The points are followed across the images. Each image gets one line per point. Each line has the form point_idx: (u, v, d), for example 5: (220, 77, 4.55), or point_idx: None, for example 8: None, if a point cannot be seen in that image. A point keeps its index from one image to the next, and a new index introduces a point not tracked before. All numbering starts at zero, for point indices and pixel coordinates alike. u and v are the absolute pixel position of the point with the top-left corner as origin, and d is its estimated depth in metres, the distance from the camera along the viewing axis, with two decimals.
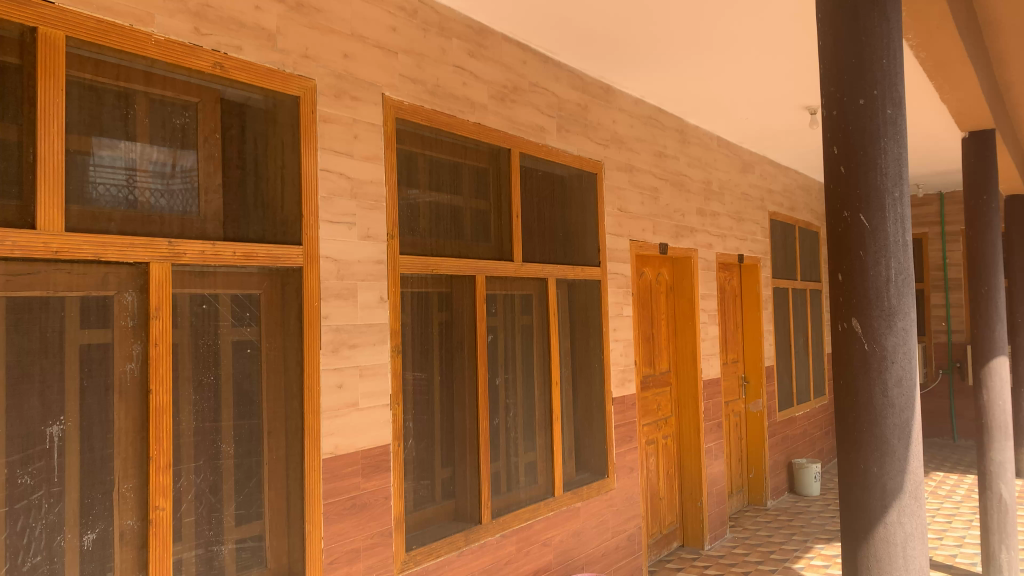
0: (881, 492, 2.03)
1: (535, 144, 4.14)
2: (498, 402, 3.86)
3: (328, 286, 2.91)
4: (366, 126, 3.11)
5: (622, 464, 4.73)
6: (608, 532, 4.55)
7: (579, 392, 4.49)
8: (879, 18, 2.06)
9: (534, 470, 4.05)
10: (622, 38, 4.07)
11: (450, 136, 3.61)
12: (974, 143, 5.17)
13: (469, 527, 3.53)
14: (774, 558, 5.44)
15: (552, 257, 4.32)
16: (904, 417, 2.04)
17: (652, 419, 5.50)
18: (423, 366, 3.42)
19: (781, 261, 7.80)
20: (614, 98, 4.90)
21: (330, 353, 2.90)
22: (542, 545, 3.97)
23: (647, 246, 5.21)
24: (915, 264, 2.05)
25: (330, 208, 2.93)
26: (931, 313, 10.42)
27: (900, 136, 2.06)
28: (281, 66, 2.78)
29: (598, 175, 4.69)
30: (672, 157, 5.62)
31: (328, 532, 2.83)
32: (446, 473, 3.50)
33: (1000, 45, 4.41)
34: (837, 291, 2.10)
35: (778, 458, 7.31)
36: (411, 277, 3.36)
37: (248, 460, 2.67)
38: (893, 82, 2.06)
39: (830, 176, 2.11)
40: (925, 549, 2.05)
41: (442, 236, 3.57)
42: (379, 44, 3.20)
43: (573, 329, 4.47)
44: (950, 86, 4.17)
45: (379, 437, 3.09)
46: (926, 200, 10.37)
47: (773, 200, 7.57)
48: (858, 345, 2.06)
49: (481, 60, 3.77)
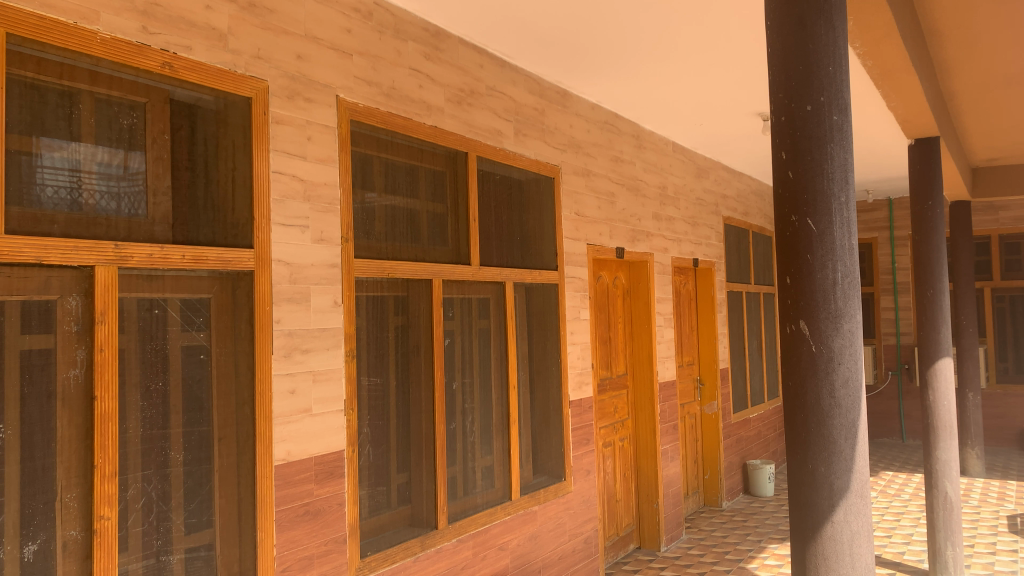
0: (829, 491, 2.07)
1: (492, 148, 4.14)
2: (455, 406, 3.84)
3: (280, 290, 2.87)
4: (320, 128, 3.08)
5: (579, 467, 4.74)
6: (565, 535, 4.56)
7: (536, 396, 4.50)
8: (825, 26, 2.10)
9: (491, 474, 4.04)
10: (579, 43, 4.09)
11: (407, 139, 3.59)
12: (919, 150, 5.31)
13: (425, 533, 3.51)
14: (729, 558, 5.50)
15: (510, 261, 4.32)
16: (850, 418, 2.08)
17: (608, 421, 5.53)
18: (379, 370, 3.39)
19: (735, 264, 7.92)
20: (571, 103, 4.93)
21: (283, 358, 2.86)
22: (498, 549, 3.96)
23: (604, 249, 5.25)
24: (860, 267, 2.10)
25: (283, 210, 2.89)
26: (882, 316, 10.66)
27: (845, 142, 2.10)
28: (232, 66, 2.74)
29: (555, 180, 4.71)
30: (629, 162, 5.67)
31: (280, 540, 2.79)
32: (402, 479, 3.48)
33: (946, 55, 4.54)
34: (785, 294, 2.13)
35: (733, 459, 7.40)
36: (366, 280, 3.33)
37: (198, 467, 2.62)
38: (838, 90, 2.10)
39: (779, 181, 2.14)
40: (870, 546, 2.09)
41: (399, 239, 3.54)
42: (334, 46, 3.17)
43: (530, 333, 4.49)
44: (897, 94, 4.28)
45: (333, 442, 3.05)
46: (875, 206, 10.62)
47: (727, 205, 7.68)
48: (806, 346, 2.09)
49: (438, 63, 3.76)
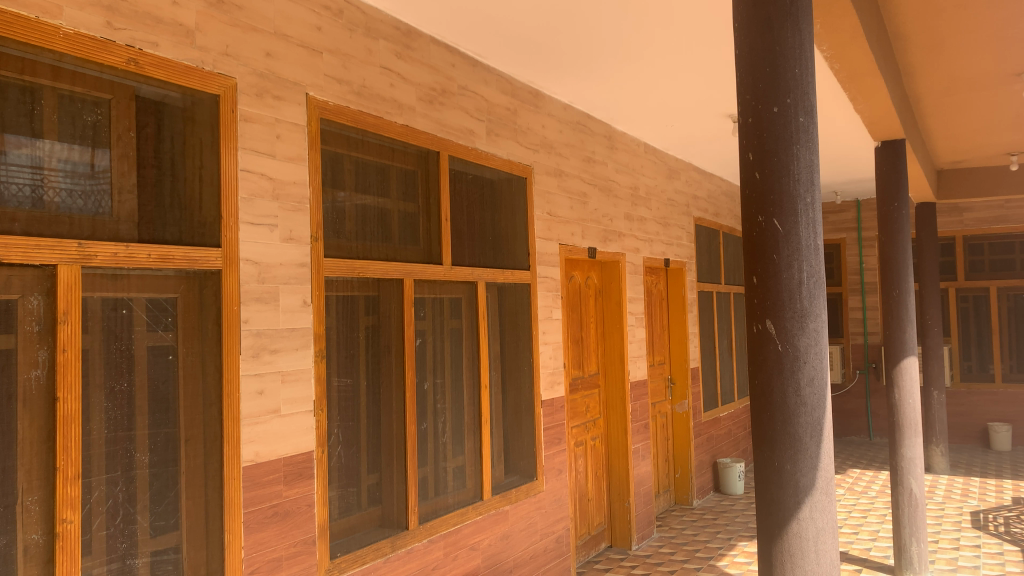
0: (794, 489, 2.09)
1: (464, 148, 4.13)
2: (426, 407, 3.83)
3: (248, 289, 2.84)
4: (289, 126, 3.05)
5: (551, 466, 4.76)
6: (536, 535, 4.56)
7: (508, 396, 4.49)
8: (791, 29, 2.13)
9: (462, 474, 4.03)
10: (550, 43, 4.10)
11: (377, 138, 3.57)
12: (885, 152, 5.40)
13: (395, 533, 3.49)
14: (699, 556, 5.54)
15: (481, 260, 4.31)
16: (816, 416, 2.11)
17: (580, 421, 5.55)
18: (349, 370, 3.36)
19: (705, 264, 7.98)
20: (543, 103, 4.94)
21: (251, 359, 2.83)
22: (469, 549, 3.95)
23: (576, 249, 5.27)
24: (825, 268, 2.13)
25: (251, 209, 2.86)
26: (849, 316, 10.82)
27: (811, 144, 2.13)
28: (200, 63, 2.70)
29: (527, 180, 4.71)
30: (601, 162, 5.69)
31: (248, 542, 2.76)
32: (372, 479, 3.45)
33: (911, 58, 4.61)
34: (752, 294, 2.15)
35: (703, 458, 7.46)
36: (336, 280, 3.31)
37: (165, 470, 2.59)
38: (804, 91, 2.13)
39: (746, 182, 2.16)
40: (834, 543, 2.12)
41: (370, 238, 3.52)
42: (304, 44, 3.15)
43: (502, 332, 4.49)
44: (864, 97, 4.34)
45: (302, 443, 3.03)
46: (843, 207, 10.77)
47: (698, 205, 7.74)
48: (772, 346, 2.11)
49: (409, 61, 3.75)
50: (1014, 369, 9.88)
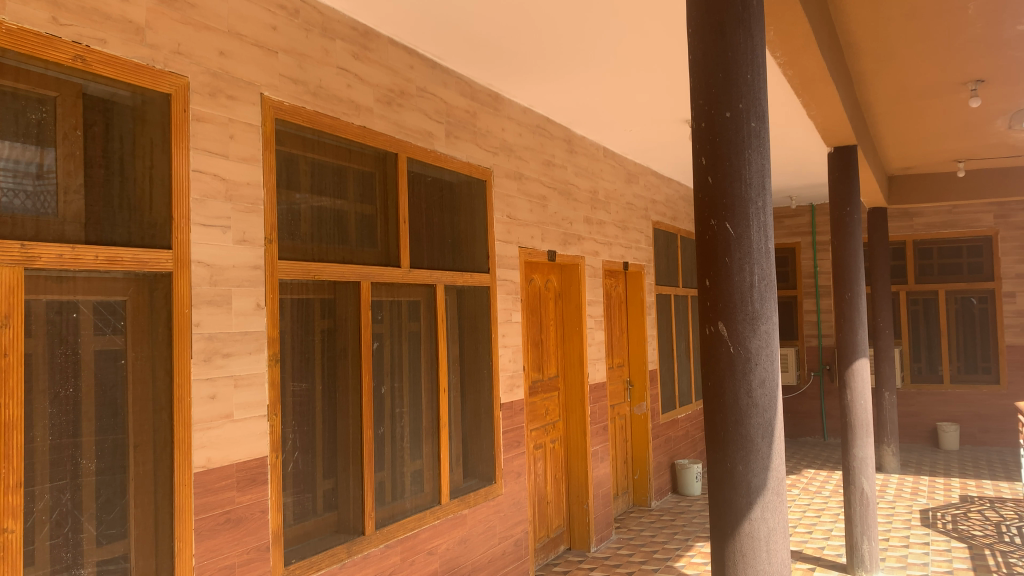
0: (747, 489, 2.12)
1: (422, 150, 4.10)
2: (383, 411, 3.79)
3: (199, 292, 2.78)
4: (242, 126, 3.00)
5: (510, 470, 4.75)
6: (494, 538, 4.55)
7: (467, 399, 4.48)
8: (744, 35, 2.16)
9: (420, 478, 4.01)
10: (508, 46, 4.11)
11: (334, 139, 3.53)
12: (837, 157, 5.53)
13: (351, 539, 3.46)
14: (657, 557, 5.58)
15: (440, 263, 4.30)
16: (767, 417, 2.14)
17: (540, 423, 5.56)
18: (304, 375, 3.31)
19: (663, 268, 8.05)
20: (502, 106, 4.94)
21: (202, 363, 2.78)
22: (427, 554, 3.92)
23: (536, 253, 5.28)
24: (775, 271, 2.16)
25: (203, 210, 2.81)
26: (804, 319, 11.01)
27: (763, 148, 2.16)
28: (150, 62, 2.64)
29: (486, 183, 4.71)
30: (560, 166, 5.71)
31: (199, 549, 2.70)
32: (328, 485, 3.41)
33: (861, 66, 4.72)
34: (704, 295, 2.17)
35: (661, 460, 7.52)
36: (291, 282, 3.26)
37: (113, 476, 2.54)
38: (756, 97, 2.16)
39: (699, 185, 2.18)
40: (785, 542, 2.16)
41: (326, 240, 3.48)
42: (258, 43, 3.10)
43: (461, 335, 4.47)
44: (816, 103, 4.42)
45: (255, 449, 2.98)
46: (798, 211, 10.95)
47: (656, 209, 7.81)
48: (724, 347, 2.13)
49: (366, 62, 3.72)
50: (962, 370, 10.14)
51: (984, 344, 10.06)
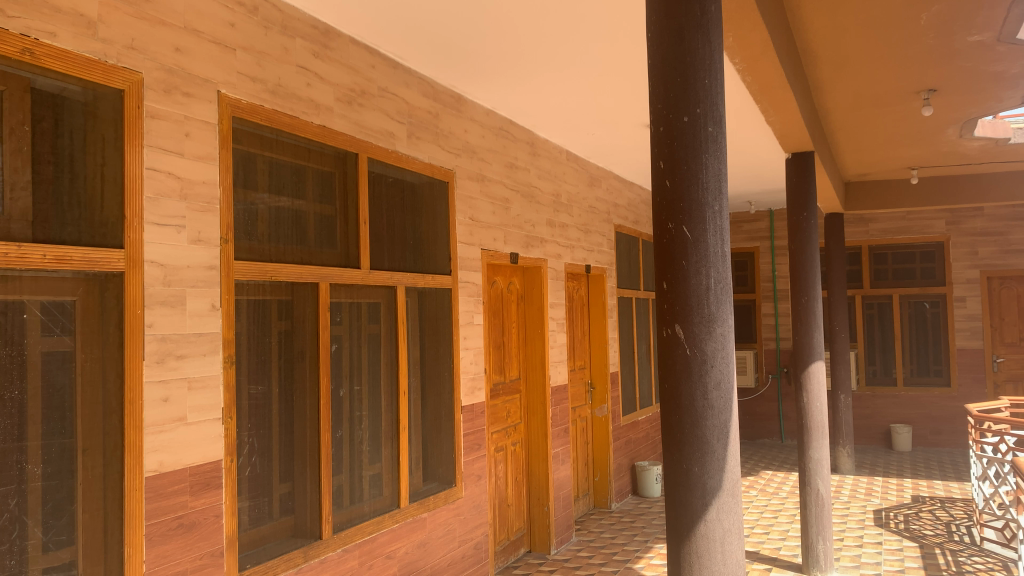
0: (702, 491, 2.13)
1: (384, 150, 4.07)
2: (342, 414, 3.74)
3: (153, 292, 2.72)
4: (199, 124, 2.95)
5: (470, 473, 4.73)
6: (454, 541, 4.53)
7: (428, 402, 4.46)
8: (702, 40, 2.18)
9: (378, 482, 3.97)
10: (471, 47, 4.10)
11: (292, 138, 3.49)
12: (795, 163, 5.61)
13: (308, 543, 3.41)
14: (616, 559, 5.61)
15: (401, 265, 4.26)
16: (722, 419, 2.15)
17: (501, 426, 5.55)
18: (260, 377, 3.26)
19: (625, 271, 8.10)
20: (465, 108, 4.92)
21: (155, 364, 2.72)
22: (385, 558, 3.88)
23: (498, 255, 5.28)
24: (731, 275, 2.18)
25: (156, 209, 2.75)
26: (762, 322, 11.17)
27: (720, 152, 2.18)
28: (103, 56, 2.58)
29: (449, 184, 4.69)
30: (523, 168, 5.72)
31: (150, 555, 2.64)
32: (285, 489, 3.36)
33: (819, 74, 4.80)
34: (662, 298, 2.18)
35: (622, 462, 7.57)
36: (247, 283, 3.21)
37: (60, 482, 2.48)
38: (714, 101, 2.18)
39: (656, 189, 2.20)
40: (740, 543, 2.18)
41: (283, 241, 3.43)
42: (216, 40, 3.05)
43: (422, 338, 4.45)
44: (774, 110, 4.48)
45: (210, 452, 2.92)
46: (757, 216, 11.11)
47: (618, 213, 7.86)
48: (680, 349, 2.14)
49: (327, 61, 3.68)
50: (915, 373, 10.37)
51: (935, 347, 10.30)
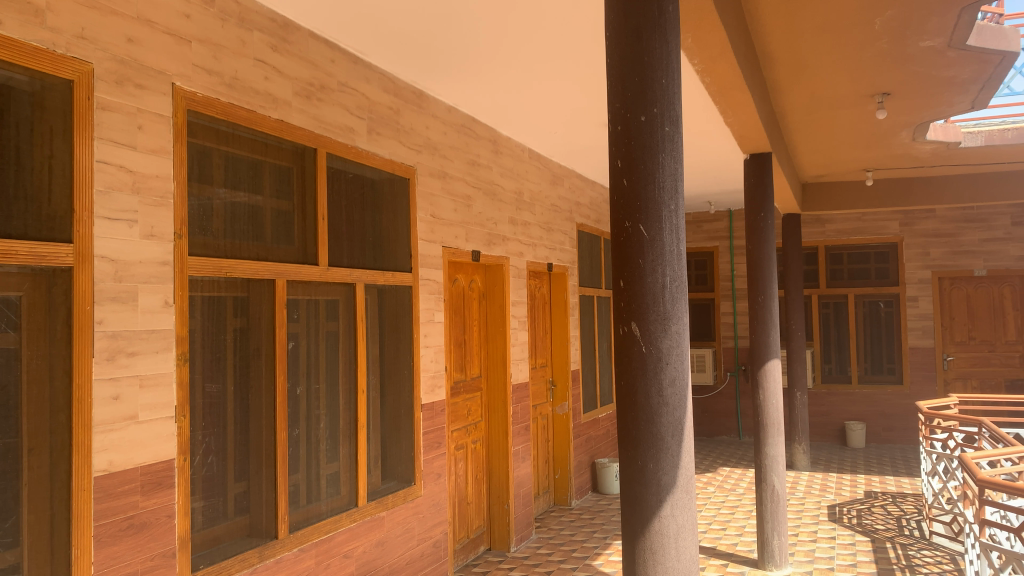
0: (657, 487, 2.15)
1: (342, 145, 4.03)
2: (299, 412, 3.70)
3: (103, 288, 2.67)
4: (152, 117, 2.89)
5: (429, 471, 4.72)
6: (413, 540, 4.51)
7: (387, 400, 4.42)
8: (659, 40, 2.19)
9: (336, 481, 3.94)
10: (433, 43, 4.09)
11: (249, 132, 3.43)
12: (753, 164, 5.69)
13: (263, 543, 3.37)
14: (575, 556, 5.63)
15: (361, 262, 4.23)
16: (676, 416, 2.17)
17: (461, 424, 5.54)
18: (215, 375, 3.21)
19: (587, 269, 8.14)
20: (426, 104, 4.90)
21: (105, 362, 2.66)
22: (343, 557, 3.86)
23: (460, 253, 5.26)
24: (687, 274, 2.20)
25: (107, 203, 2.69)
26: (721, 321, 11.31)
27: (676, 152, 2.20)
28: (51, 46, 2.51)
29: (410, 181, 4.67)
30: (486, 166, 5.71)
31: (99, 557, 2.58)
32: (240, 488, 3.31)
33: (776, 76, 4.87)
34: (619, 296, 2.19)
35: (582, 459, 7.60)
36: (202, 279, 3.15)
37: (4, 482, 2.42)
38: (671, 101, 2.19)
39: (614, 188, 2.21)
40: (693, 539, 2.20)
41: (239, 237, 3.37)
42: (170, 31, 2.99)
43: (382, 336, 4.41)
44: (732, 111, 4.53)
45: (162, 451, 2.86)
46: (717, 216, 11.24)
47: (581, 212, 7.89)
48: (636, 347, 2.16)
49: (285, 55, 3.63)
50: (869, 371, 10.59)
51: (889, 346, 10.52)
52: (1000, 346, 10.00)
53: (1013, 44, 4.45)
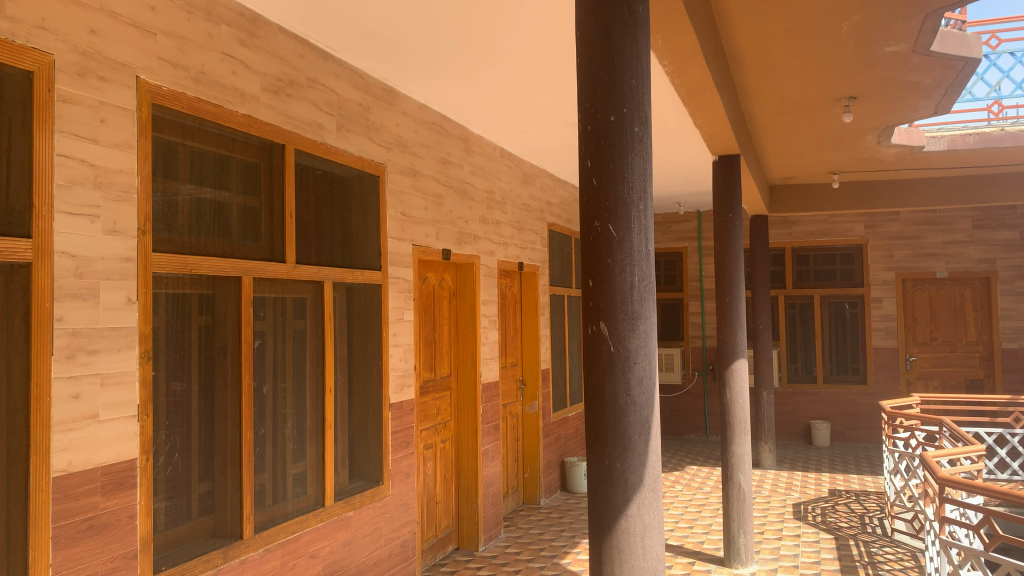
0: (623, 486, 2.16)
1: (311, 142, 3.99)
2: (265, 411, 3.66)
3: (63, 284, 2.61)
4: (115, 110, 2.83)
5: (397, 470, 4.70)
6: (381, 540, 4.49)
7: (355, 399, 4.38)
8: (629, 40, 2.20)
9: (303, 480, 3.90)
10: (405, 41, 4.07)
11: (216, 127, 3.38)
12: (722, 165, 5.73)
13: (227, 543, 3.33)
14: (544, 555, 5.64)
15: (329, 259, 4.19)
16: (644, 415, 2.18)
17: (430, 423, 5.52)
18: (179, 373, 3.15)
19: (557, 269, 8.15)
20: (397, 101, 4.87)
21: (65, 360, 2.61)
22: (309, 557, 3.83)
23: (430, 251, 5.24)
24: (655, 274, 2.21)
25: (68, 197, 2.64)
26: (690, 321, 11.40)
27: (645, 153, 2.20)
28: (10, 36, 2.45)
29: (379, 178, 4.63)
30: (457, 164, 5.69)
31: (57, 559, 2.53)
32: (204, 488, 3.26)
33: (746, 79, 4.91)
34: (587, 296, 2.20)
35: (551, 458, 7.62)
36: (166, 276, 3.10)
37: None
38: (640, 102, 2.20)
39: (583, 187, 2.21)
40: (659, 538, 2.21)
41: (205, 233, 3.32)
42: (135, 23, 2.94)
43: (351, 334, 4.37)
44: (702, 112, 4.56)
45: (124, 451, 2.81)
46: (686, 217, 11.33)
47: (552, 211, 7.91)
48: (605, 346, 2.16)
49: (253, 49, 3.59)
50: (834, 371, 10.74)
51: (854, 346, 10.68)
52: (961, 346, 10.21)
53: (975, 51, 4.54)
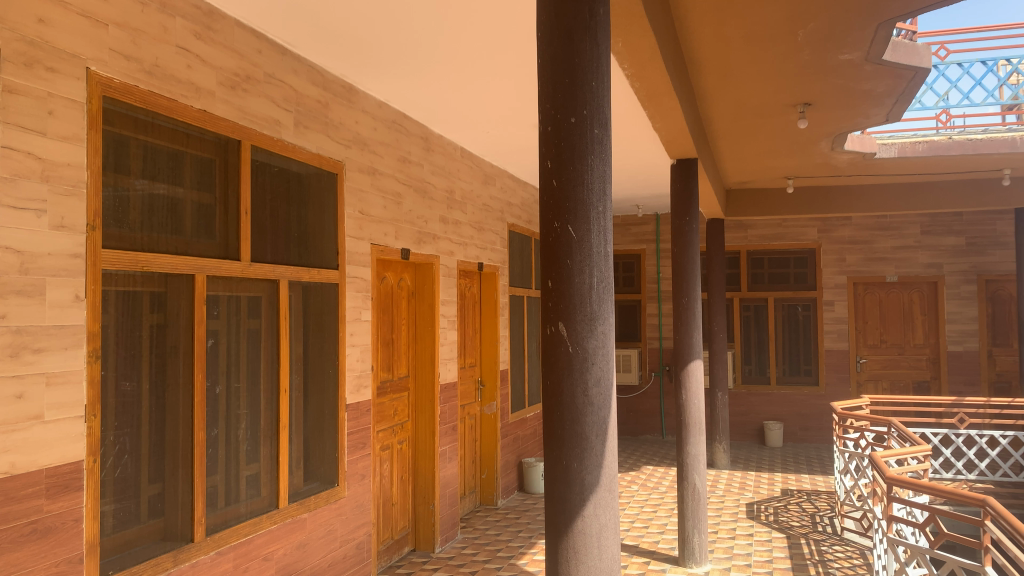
0: (580, 486, 2.16)
1: (268, 138, 3.93)
2: (217, 412, 3.59)
3: (7, 281, 2.54)
4: (64, 102, 2.75)
5: (353, 472, 4.66)
6: (336, 542, 4.45)
7: (311, 400, 4.33)
8: (590, 42, 2.20)
9: (257, 482, 3.84)
10: (366, 38, 4.04)
11: (169, 121, 3.31)
12: (680, 168, 5.79)
13: (177, 546, 3.26)
14: (501, 556, 5.63)
15: (285, 258, 4.13)
16: (600, 416, 2.19)
17: (387, 424, 5.48)
18: (129, 372, 3.08)
19: (517, 269, 8.17)
20: (356, 98, 4.82)
21: (8, 358, 2.54)
22: (262, 560, 3.78)
23: (389, 250, 5.20)
24: (613, 275, 2.22)
25: (13, 191, 2.56)
26: (648, 322, 11.51)
27: (604, 155, 2.22)
28: None
29: (337, 176, 4.58)
30: (417, 163, 5.67)
31: None
32: (154, 490, 3.19)
33: (704, 83, 4.97)
34: (547, 296, 2.20)
35: (509, 458, 7.62)
36: (116, 273, 3.02)
37: None
38: (600, 104, 2.21)
39: (543, 188, 2.21)
40: (615, 538, 2.23)
41: (157, 230, 3.25)
42: (85, 13, 2.86)
43: (307, 333, 4.32)
44: (660, 116, 4.61)
45: (70, 452, 2.73)
46: (645, 219, 11.44)
47: (512, 212, 7.91)
48: (563, 347, 2.17)
49: (210, 43, 3.52)
50: (787, 372, 10.90)
51: (806, 348, 10.89)
52: (909, 349, 10.48)
53: (924, 61, 4.66)
